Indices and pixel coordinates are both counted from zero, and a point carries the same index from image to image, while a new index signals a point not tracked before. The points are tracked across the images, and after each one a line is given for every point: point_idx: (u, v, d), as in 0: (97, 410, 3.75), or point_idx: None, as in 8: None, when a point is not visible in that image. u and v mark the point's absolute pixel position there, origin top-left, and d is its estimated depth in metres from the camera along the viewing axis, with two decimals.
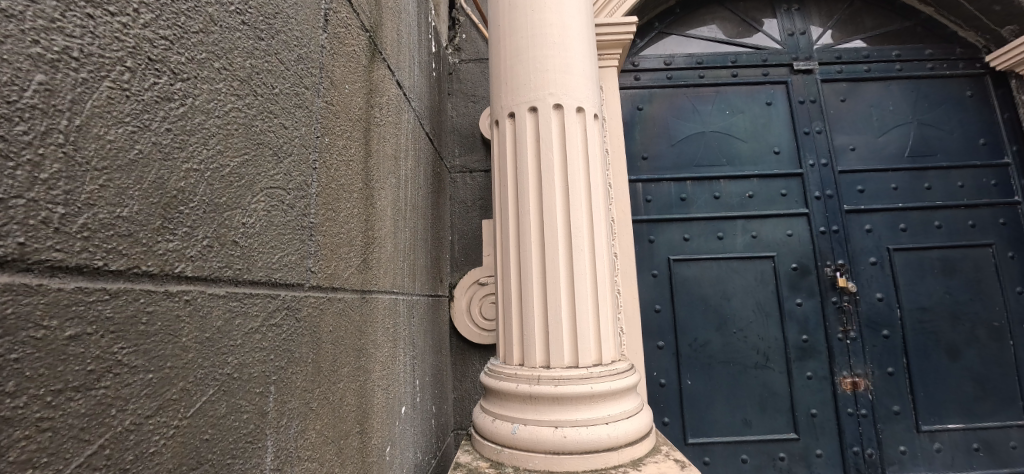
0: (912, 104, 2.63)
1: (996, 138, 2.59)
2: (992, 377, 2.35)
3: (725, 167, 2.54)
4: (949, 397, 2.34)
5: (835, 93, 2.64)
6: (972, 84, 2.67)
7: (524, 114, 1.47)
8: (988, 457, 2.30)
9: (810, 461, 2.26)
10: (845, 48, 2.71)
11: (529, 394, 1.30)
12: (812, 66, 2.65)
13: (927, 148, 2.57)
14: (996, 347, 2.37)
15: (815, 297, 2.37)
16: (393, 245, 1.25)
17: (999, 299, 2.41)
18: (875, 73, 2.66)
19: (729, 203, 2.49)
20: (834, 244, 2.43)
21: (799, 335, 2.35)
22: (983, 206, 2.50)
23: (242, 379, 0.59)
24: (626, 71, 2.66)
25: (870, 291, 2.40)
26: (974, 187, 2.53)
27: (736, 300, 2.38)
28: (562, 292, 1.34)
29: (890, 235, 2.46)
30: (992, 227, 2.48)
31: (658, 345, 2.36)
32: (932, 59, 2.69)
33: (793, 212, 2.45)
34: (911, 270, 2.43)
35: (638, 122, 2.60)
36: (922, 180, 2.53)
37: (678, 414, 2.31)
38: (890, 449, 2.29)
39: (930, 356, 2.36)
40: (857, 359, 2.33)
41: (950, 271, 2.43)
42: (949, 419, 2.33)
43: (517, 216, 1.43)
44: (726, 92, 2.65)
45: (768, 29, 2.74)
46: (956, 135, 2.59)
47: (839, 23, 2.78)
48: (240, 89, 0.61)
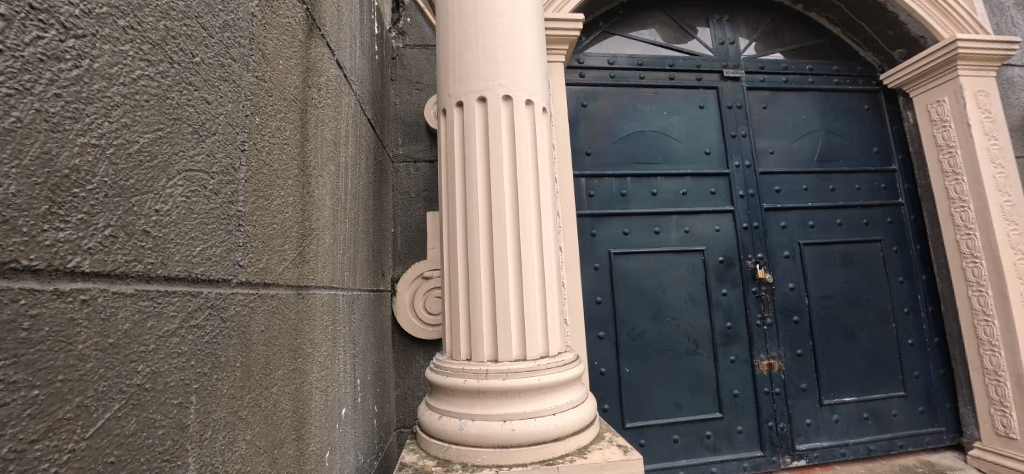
0: (821, 113, 2.92)
1: (886, 147, 2.94)
2: (880, 355, 2.69)
3: (662, 165, 2.66)
4: (847, 375, 2.64)
5: (758, 101, 2.86)
6: (869, 99, 3.01)
7: (472, 104, 1.43)
8: (875, 425, 2.64)
9: (732, 437, 2.47)
10: (768, 60, 2.94)
11: (477, 389, 1.29)
12: (739, 74, 2.85)
13: (832, 154, 2.87)
14: (883, 330, 2.71)
15: (738, 288, 2.58)
16: (332, 237, 1.17)
17: (887, 288, 2.75)
18: (792, 84, 2.92)
19: (665, 199, 2.62)
20: (755, 239, 2.64)
21: (724, 322, 2.54)
22: (876, 207, 2.84)
23: (155, 390, 0.51)
24: (572, 68, 2.69)
25: (785, 282, 2.65)
26: (869, 189, 2.86)
27: (671, 291, 2.52)
28: (510, 284, 1.34)
29: (802, 231, 2.72)
30: (882, 225, 2.82)
31: (600, 335, 2.44)
32: (838, 74, 2.99)
33: (721, 209, 2.63)
34: (818, 263, 2.71)
35: (583, 118, 2.65)
36: (828, 182, 2.82)
37: (617, 401, 2.41)
38: (799, 422, 2.55)
39: (832, 339, 2.65)
40: (772, 343, 2.56)
41: (849, 263, 2.74)
42: (846, 393, 2.63)
43: (465, 207, 1.40)
44: (664, 94, 2.78)
45: (701, 37, 2.91)
46: (856, 143, 2.91)
47: (763, 35, 3.01)
48: (152, 54, 0.53)
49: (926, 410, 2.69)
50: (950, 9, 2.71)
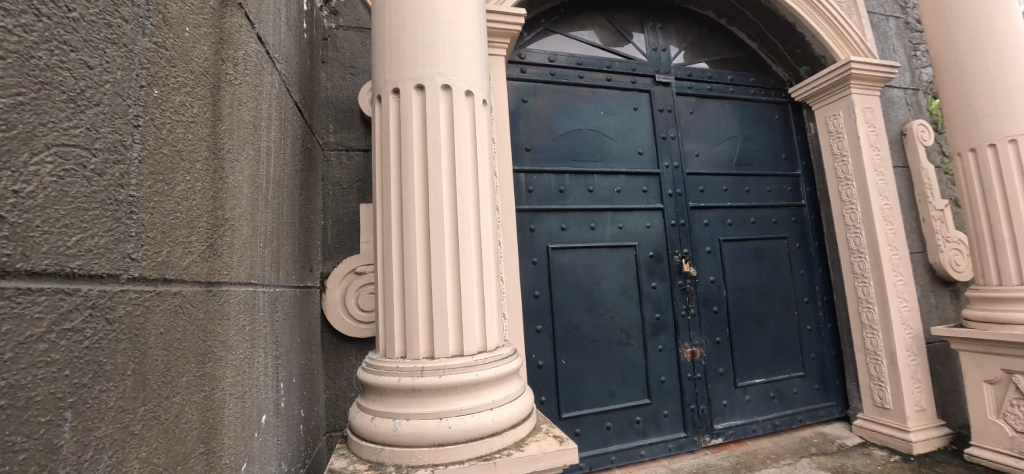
0: (740, 121, 3.16)
1: (792, 154, 3.26)
2: (784, 341, 2.99)
3: (598, 163, 2.75)
4: (757, 359, 2.90)
5: (686, 106, 3.05)
6: (779, 110, 3.32)
7: (409, 92, 1.38)
8: (780, 402, 2.93)
9: (659, 421, 2.63)
10: (695, 68, 3.13)
11: (412, 388, 1.25)
12: (670, 79, 3.01)
13: (748, 158, 3.13)
14: (788, 318, 3.01)
15: (666, 281, 2.73)
16: (251, 229, 1.07)
17: (791, 280, 3.06)
18: (716, 92, 3.14)
19: (601, 196, 2.71)
20: (681, 235, 2.81)
21: (653, 314, 2.69)
22: (783, 207, 3.14)
23: (13, 409, 0.43)
24: (513, 62, 2.69)
25: (707, 275, 2.85)
26: (778, 191, 3.16)
27: (605, 284, 2.62)
28: (447, 278, 1.31)
29: (722, 228, 2.94)
30: (788, 223, 3.13)
31: (537, 329, 2.47)
32: (754, 86, 3.27)
33: (652, 206, 2.77)
34: (735, 258, 2.95)
35: (523, 114, 2.65)
36: (744, 184, 3.07)
37: (553, 393, 2.46)
38: (717, 404, 2.77)
39: (746, 327, 2.90)
40: (695, 332, 2.75)
41: (761, 258, 3.01)
42: (757, 376, 2.89)
43: (401, 199, 1.34)
44: (601, 94, 2.86)
45: (636, 42, 3.04)
46: (768, 149, 3.20)
47: (691, 44, 3.21)
48: (9, 4, 0.44)
49: (820, 388, 3.04)
50: (845, 33, 3.03)
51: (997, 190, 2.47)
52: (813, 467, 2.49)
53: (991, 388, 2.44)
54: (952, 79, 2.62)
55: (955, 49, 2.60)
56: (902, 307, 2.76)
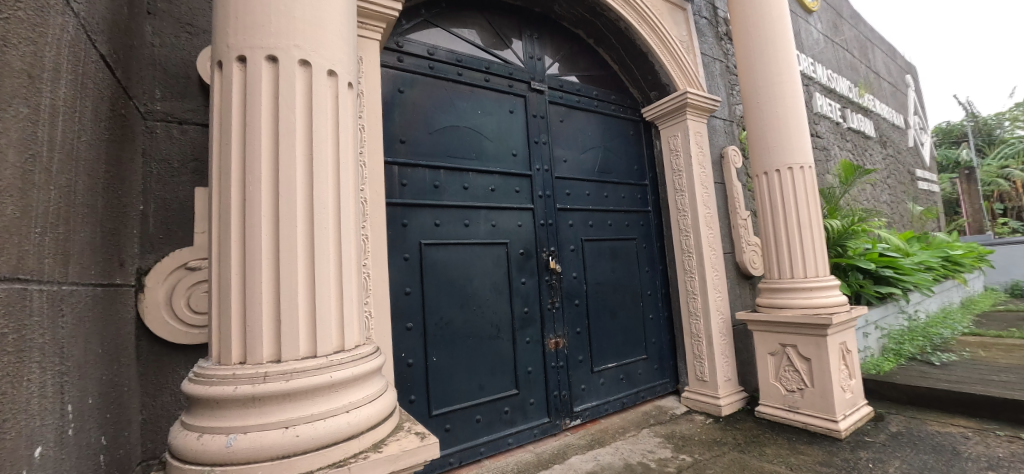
0: (601, 133, 3.51)
1: (642, 166, 3.73)
2: (632, 329, 3.40)
3: (474, 161, 2.78)
4: (610, 346, 3.26)
5: (557, 114, 3.27)
6: (633, 127, 3.77)
7: (259, 62, 1.22)
8: (627, 383, 3.33)
9: (525, 409, 2.77)
10: (566, 80, 3.38)
11: (252, 397, 1.11)
12: (543, 87, 3.19)
13: (608, 167, 3.48)
14: (635, 309, 3.44)
15: (534, 277, 2.90)
16: (18, 208, 0.83)
17: (638, 276, 3.50)
18: (582, 105, 3.42)
19: (475, 194, 2.75)
20: (549, 234, 3.01)
21: (521, 308, 2.82)
22: (634, 212, 3.57)
23: None
24: (389, 49, 2.56)
25: (570, 271, 3.10)
26: (630, 198, 3.58)
27: (477, 280, 2.67)
28: (299, 273, 1.19)
29: (584, 229, 3.23)
30: (637, 226, 3.57)
31: (407, 327, 2.41)
32: (614, 103, 3.66)
33: (523, 206, 2.91)
34: (594, 255, 3.25)
35: (399, 105, 2.55)
36: (604, 190, 3.41)
37: (423, 391, 2.42)
38: (575, 389, 3.03)
39: (601, 317, 3.22)
40: (559, 324, 2.97)
41: (615, 256, 3.38)
42: (609, 361, 3.24)
43: (244, 183, 1.18)
44: (479, 93, 2.91)
45: (514, 48, 3.16)
46: (623, 160, 3.60)
47: (563, 58, 3.46)
48: None
49: (658, 367, 3.54)
50: (685, 67, 3.56)
51: (780, 205, 3.16)
52: (650, 436, 2.89)
53: (773, 359, 3.13)
54: (754, 115, 3.28)
55: (757, 91, 3.26)
56: (717, 298, 3.35)
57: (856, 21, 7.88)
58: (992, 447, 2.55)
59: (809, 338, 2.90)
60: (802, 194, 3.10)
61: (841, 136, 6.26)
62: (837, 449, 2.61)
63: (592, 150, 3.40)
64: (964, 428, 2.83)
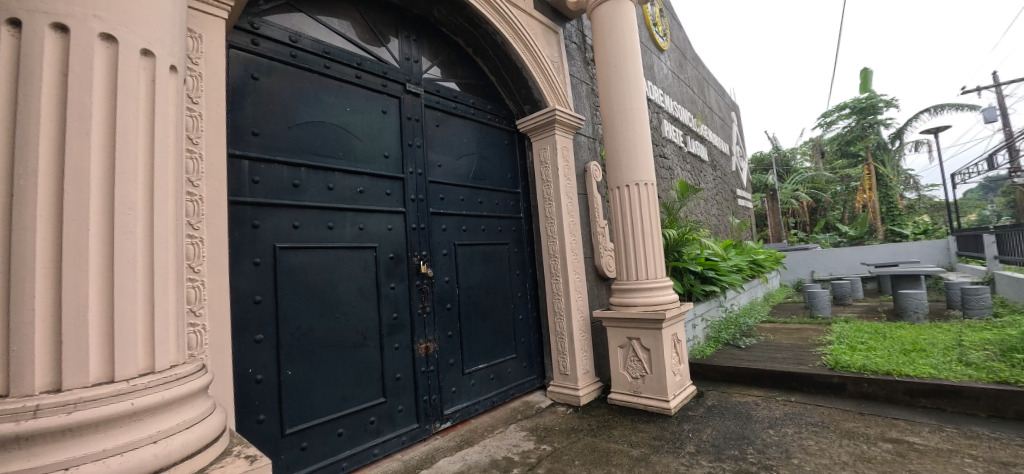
0: (477, 140, 3.60)
1: (515, 174, 3.92)
2: (503, 330, 3.54)
3: (341, 160, 2.64)
4: (481, 347, 3.35)
5: (432, 119, 3.27)
6: (508, 137, 3.94)
7: (42, 28, 1.06)
8: (498, 382, 3.46)
9: (393, 417, 2.71)
10: (442, 86, 3.40)
11: (18, 436, 0.95)
12: (419, 91, 3.17)
13: (482, 174, 3.59)
14: (506, 310, 3.59)
15: (404, 282, 2.86)
16: None
17: (509, 279, 3.67)
18: (459, 112, 3.48)
19: (342, 195, 2.61)
20: (421, 238, 3.00)
21: (390, 314, 2.76)
22: (507, 218, 3.73)
23: None
24: (242, 30, 2.30)
25: (442, 276, 3.12)
26: (503, 204, 3.73)
27: (341, 286, 2.53)
28: (93, 270, 1.08)
29: (457, 234, 3.28)
30: (509, 231, 3.74)
31: (257, 339, 2.18)
32: (490, 113, 3.79)
33: (394, 210, 2.85)
34: (467, 259, 3.33)
35: (251, 93, 2.30)
36: (477, 196, 3.51)
37: (275, 409, 2.21)
38: (446, 392, 3.05)
39: (473, 319, 3.31)
40: (429, 329, 2.97)
41: (487, 260, 3.49)
42: (480, 362, 3.33)
43: (12, 169, 1.01)
44: (349, 90, 2.76)
45: (389, 47, 3.09)
46: (497, 168, 3.75)
47: (440, 63, 3.47)
48: None
49: (527, 364, 3.75)
50: (554, 85, 3.82)
51: (629, 215, 3.61)
52: (517, 431, 3.04)
53: (622, 350, 3.55)
54: (610, 135, 3.70)
55: (612, 115, 3.68)
56: (577, 298, 3.68)
57: (695, 63, 9.37)
58: (773, 410, 3.25)
59: (649, 332, 3.36)
60: (645, 206, 3.59)
61: (681, 158, 7.37)
62: (667, 424, 3.07)
63: (467, 157, 3.47)
64: (756, 397, 3.55)
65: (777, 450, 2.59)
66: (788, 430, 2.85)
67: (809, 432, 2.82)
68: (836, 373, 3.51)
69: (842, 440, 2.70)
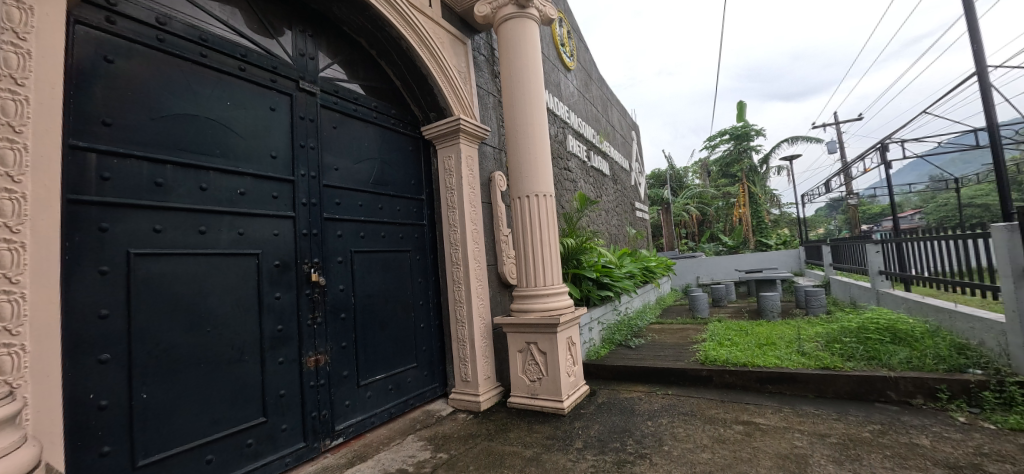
0: (379, 145, 3.51)
1: (419, 180, 3.88)
2: (403, 339, 3.47)
3: (218, 159, 2.41)
4: (378, 358, 3.24)
5: (329, 120, 3.12)
6: (413, 143, 3.89)
7: None
8: (396, 392, 3.37)
9: (275, 437, 2.51)
10: (342, 86, 3.26)
11: None
12: (314, 89, 3.01)
13: (383, 179, 3.50)
14: (406, 319, 3.52)
15: (291, 291, 2.68)
16: None
17: (411, 287, 3.60)
18: (359, 114, 3.36)
19: (217, 197, 2.38)
20: (312, 245, 2.84)
21: (274, 326, 2.56)
22: (409, 225, 3.68)
23: None
24: (92, 4, 2.01)
25: (335, 284, 2.97)
26: (405, 211, 3.67)
27: (214, 297, 2.30)
28: None
29: (353, 240, 3.15)
30: (411, 238, 3.68)
31: (101, 359, 1.90)
32: (394, 117, 3.71)
33: (280, 214, 2.67)
34: (364, 267, 3.21)
35: (103, 76, 2.02)
36: (377, 201, 3.41)
37: (124, 438, 1.94)
38: (338, 406, 2.91)
39: (370, 329, 3.19)
40: (320, 341, 2.81)
41: (387, 268, 3.41)
42: (377, 373, 3.22)
43: None
44: (231, 82, 2.54)
45: (280, 41, 2.90)
46: (400, 174, 3.68)
47: (340, 63, 3.34)
48: None
49: (427, 373, 3.70)
50: (461, 95, 3.84)
51: (529, 225, 3.77)
52: (414, 442, 3.00)
53: (520, 355, 3.69)
54: (512, 147, 3.84)
55: (515, 128, 3.83)
56: (479, 305, 3.74)
57: (600, 84, 10.06)
58: (653, 403, 3.59)
59: (545, 336, 3.53)
60: (543, 217, 3.78)
61: (584, 171, 7.86)
62: (560, 423, 3.24)
63: (367, 161, 3.36)
64: (640, 392, 3.89)
65: (652, 439, 2.87)
66: (663, 421, 3.18)
67: (680, 421, 3.16)
68: (705, 367, 3.99)
69: (705, 425, 3.07)
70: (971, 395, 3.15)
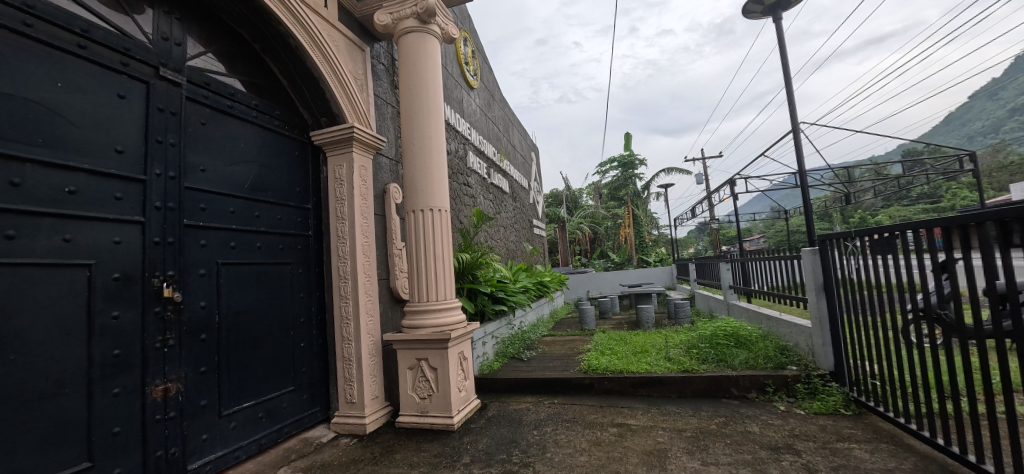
0: (258, 147, 3.20)
1: (305, 188, 3.62)
2: (279, 360, 3.16)
3: (39, 149, 2.01)
4: (246, 383, 2.90)
5: (197, 116, 2.77)
6: (299, 148, 3.63)
7: None
8: (268, 421, 3.04)
9: None
10: (215, 79, 2.93)
11: None
12: (179, 79, 2.66)
13: (262, 184, 3.19)
14: (283, 337, 3.21)
15: (134, 310, 2.30)
16: None
17: (290, 303, 3.31)
18: (235, 112, 3.04)
19: (36, 195, 1.97)
20: (166, 255, 2.48)
21: (109, 350, 2.18)
22: (291, 236, 3.39)
23: None
24: None
25: (195, 300, 2.62)
26: (287, 220, 3.38)
27: (23, 318, 1.89)
28: None
29: (220, 251, 2.81)
30: (293, 250, 3.40)
31: None
32: (278, 119, 3.43)
33: (125, 218, 2.29)
34: (232, 281, 2.88)
35: None
36: (253, 209, 3.09)
37: None
38: (193, 441, 2.54)
39: (237, 351, 2.85)
40: (171, 366, 2.45)
41: (262, 282, 3.09)
42: (244, 400, 2.88)
43: None
44: (66, 61, 2.15)
45: (138, 20, 2.53)
46: (283, 180, 3.39)
47: (214, 53, 3.00)
48: None
49: (307, 397, 3.40)
50: (356, 102, 3.68)
51: (423, 239, 3.74)
52: None
53: (411, 372, 3.60)
54: (408, 160, 3.80)
55: (411, 141, 3.80)
56: (368, 322, 3.57)
57: (502, 105, 10.43)
58: (540, 413, 3.75)
59: (436, 351, 3.50)
60: (437, 231, 3.78)
61: (484, 188, 8.02)
62: (449, 440, 3.22)
63: (242, 164, 3.05)
64: (529, 403, 4.04)
65: (536, 447, 3.00)
66: (547, 429, 3.34)
67: (562, 428, 3.35)
68: (587, 375, 4.29)
69: (584, 430, 3.29)
70: (789, 388, 3.84)
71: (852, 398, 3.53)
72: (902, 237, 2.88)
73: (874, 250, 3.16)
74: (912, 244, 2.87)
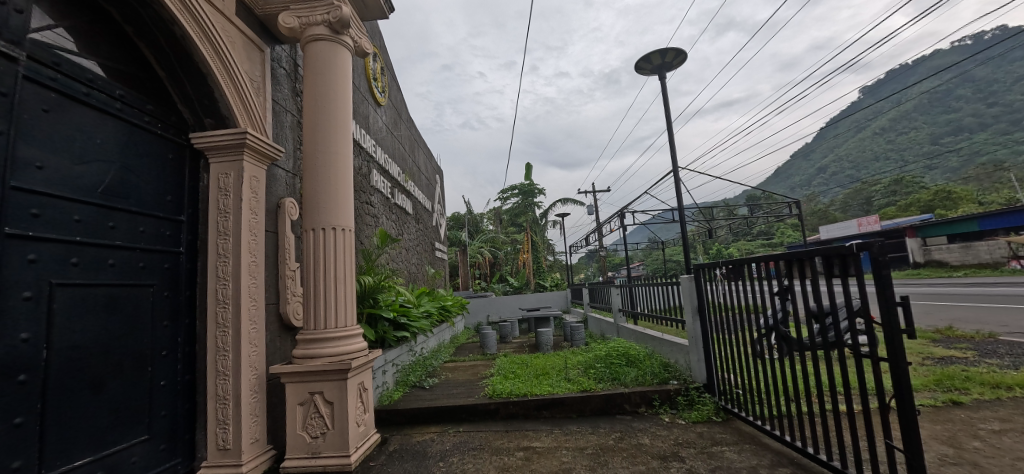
0: (120, 145, 2.68)
1: (180, 198, 3.11)
2: (128, 403, 2.59)
3: None
4: (81, 435, 2.32)
5: (38, 101, 2.24)
6: (175, 150, 3.13)
7: None
8: None
9: None
10: (67, 60, 2.42)
11: None
12: (15, 54, 2.10)
13: (120, 190, 2.66)
14: (136, 374, 2.65)
15: None
16: None
17: (148, 333, 2.76)
18: (92, 101, 2.53)
19: None
20: None
21: None
22: (157, 252, 2.87)
23: None
24: None
25: (13, 332, 2.06)
26: (153, 234, 2.85)
27: None
28: None
29: (56, 268, 2.26)
30: (157, 270, 2.86)
31: None
32: (149, 115, 2.93)
33: None
34: (71, 306, 2.32)
35: None
36: (107, 218, 2.56)
37: None
38: None
39: (71, 395, 2.27)
40: None
41: (112, 308, 2.54)
42: (76, 457, 2.29)
43: None
44: None
45: None
46: (150, 187, 2.87)
47: (69, 30, 2.49)
48: None
49: (166, 447, 2.83)
50: (249, 106, 3.32)
51: (322, 260, 3.44)
52: None
53: (301, 408, 3.23)
54: (309, 174, 3.51)
55: (314, 154, 3.53)
56: (251, 352, 3.14)
57: (409, 125, 10.23)
58: (444, 442, 3.61)
59: (333, 383, 3.21)
60: (337, 252, 3.50)
61: (387, 208, 7.70)
62: None
63: (97, 163, 2.52)
64: (432, 433, 3.87)
65: None
66: (454, 459, 3.23)
67: (469, 457, 3.27)
68: (492, 400, 4.27)
69: (491, 457, 3.25)
70: (672, 400, 4.26)
71: (721, 407, 4.03)
72: (750, 267, 3.45)
73: (732, 277, 3.72)
74: (754, 272, 3.45)
